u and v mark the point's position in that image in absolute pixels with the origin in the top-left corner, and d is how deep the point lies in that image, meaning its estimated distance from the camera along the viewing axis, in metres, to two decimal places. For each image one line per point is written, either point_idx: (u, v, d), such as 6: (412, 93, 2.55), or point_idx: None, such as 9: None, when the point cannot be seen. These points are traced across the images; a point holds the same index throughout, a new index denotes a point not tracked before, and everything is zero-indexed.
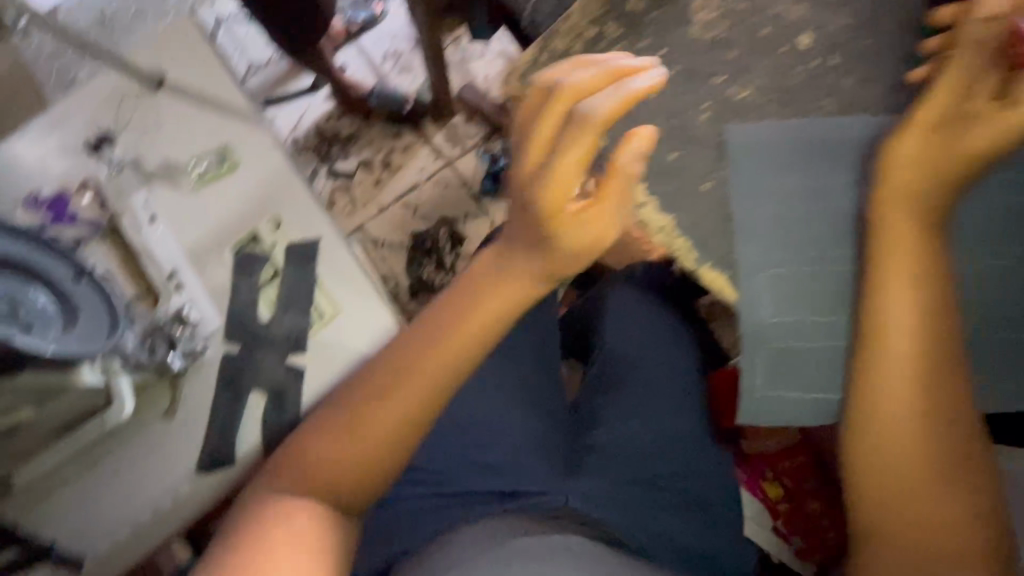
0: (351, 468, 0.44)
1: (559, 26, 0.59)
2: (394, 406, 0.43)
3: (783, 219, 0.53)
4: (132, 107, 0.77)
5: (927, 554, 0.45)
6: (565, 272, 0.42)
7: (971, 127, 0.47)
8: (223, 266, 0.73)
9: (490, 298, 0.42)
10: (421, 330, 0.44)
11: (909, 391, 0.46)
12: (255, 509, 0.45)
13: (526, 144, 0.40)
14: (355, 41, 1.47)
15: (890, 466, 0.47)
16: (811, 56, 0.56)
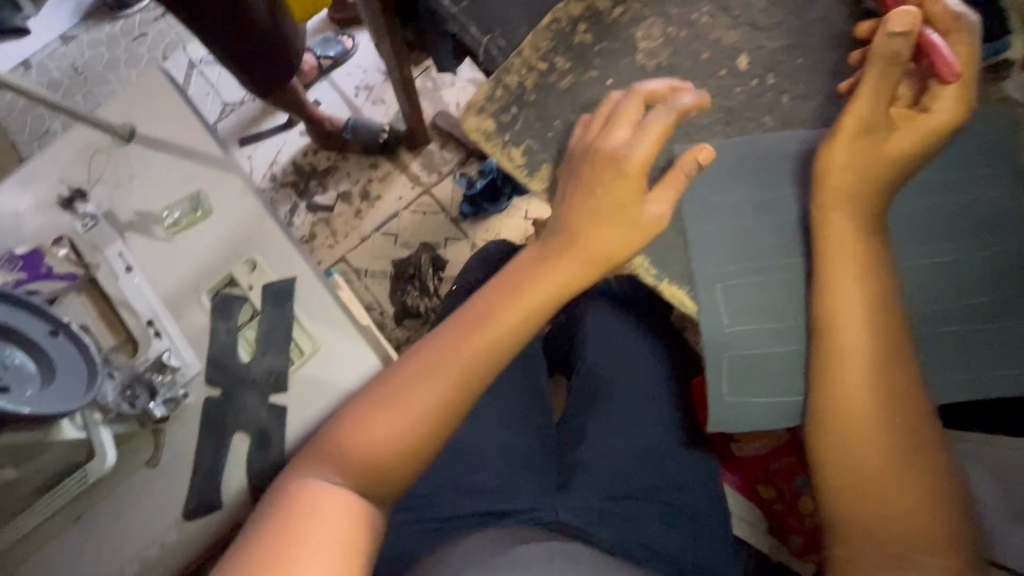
0: (385, 457, 0.47)
1: (512, 61, 0.62)
2: (435, 390, 0.48)
3: (735, 231, 0.56)
4: (104, 162, 0.79)
5: (898, 544, 0.46)
6: (615, 253, 0.51)
7: (891, 135, 0.51)
8: (200, 312, 0.75)
9: (523, 297, 0.50)
10: (458, 325, 0.50)
11: (864, 390, 0.49)
12: (287, 496, 0.46)
13: (609, 129, 0.53)
14: (327, 77, 1.50)
15: (855, 463, 0.48)
16: (749, 76, 0.59)
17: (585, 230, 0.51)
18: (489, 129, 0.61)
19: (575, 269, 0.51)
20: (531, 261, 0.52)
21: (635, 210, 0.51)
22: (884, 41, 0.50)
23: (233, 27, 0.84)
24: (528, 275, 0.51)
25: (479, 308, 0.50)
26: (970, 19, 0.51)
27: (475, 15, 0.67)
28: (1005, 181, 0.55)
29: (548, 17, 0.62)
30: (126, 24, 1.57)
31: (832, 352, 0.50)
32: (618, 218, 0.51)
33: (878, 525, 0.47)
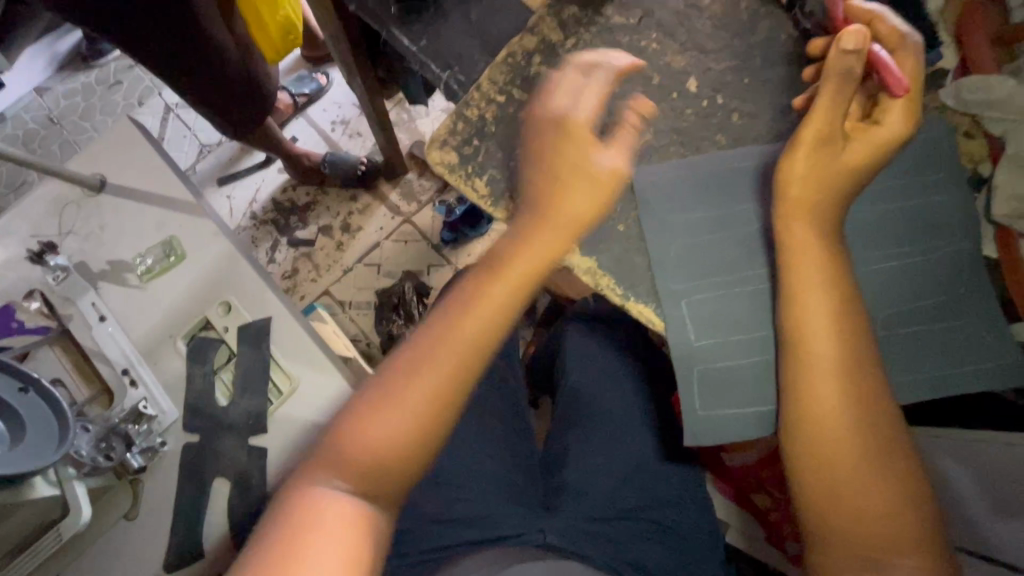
0: (392, 452, 0.44)
1: (472, 96, 0.64)
2: (435, 375, 0.45)
3: (697, 248, 0.58)
4: (75, 214, 0.80)
5: (870, 543, 0.47)
6: (582, 213, 0.52)
7: (847, 147, 0.52)
8: (176, 359, 0.75)
9: (510, 273, 0.49)
10: (450, 308, 0.48)
11: (837, 398, 0.49)
12: (288, 509, 0.42)
13: (553, 92, 0.55)
14: (303, 114, 1.52)
15: (830, 469, 0.48)
16: (700, 98, 0.62)
17: (557, 196, 0.52)
18: (453, 161, 0.62)
19: (554, 237, 0.52)
20: (510, 238, 0.52)
21: (595, 163, 0.53)
22: (838, 57, 0.51)
23: (211, 75, 0.86)
24: (509, 252, 0.51)
25: (467, 288, 0.50)
26: (914, 39, 0.52)
27: (435, 52, 0.69)
28: (949, 185, 0.57)
29: (504, 51, 0.65)
30: (101, 73, 1.59)
31: (801, 359, 0.50)
32: (585, 177, 0.53)
33: (854, 528, 0.47)
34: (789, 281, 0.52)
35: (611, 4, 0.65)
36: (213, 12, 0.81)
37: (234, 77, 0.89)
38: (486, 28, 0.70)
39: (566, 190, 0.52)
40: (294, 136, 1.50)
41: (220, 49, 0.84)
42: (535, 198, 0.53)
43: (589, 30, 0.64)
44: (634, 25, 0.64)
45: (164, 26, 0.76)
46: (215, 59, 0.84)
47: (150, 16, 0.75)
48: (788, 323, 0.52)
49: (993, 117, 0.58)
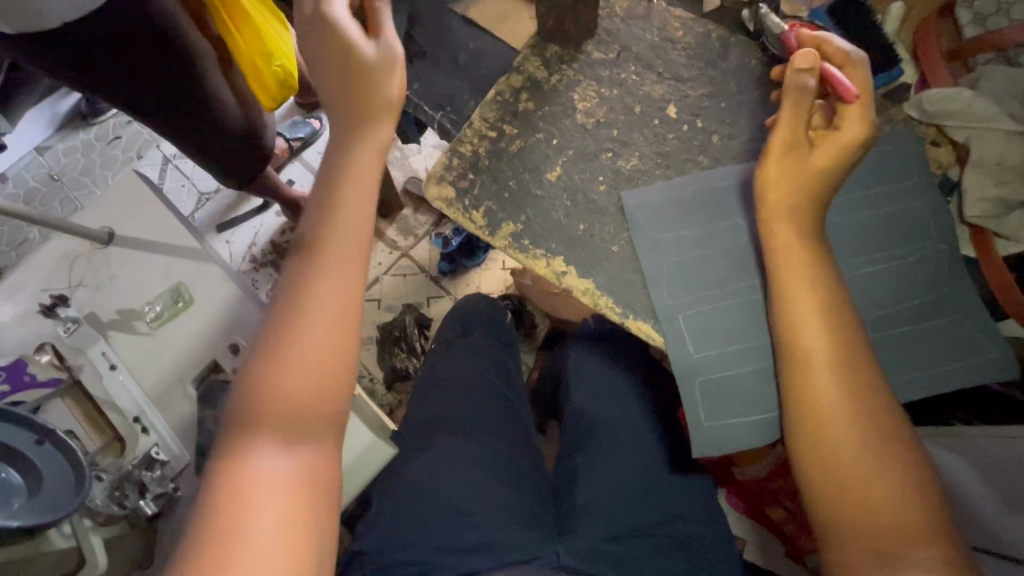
0: (304, 390, 0.47)
1: (465, 133, 0.67)
2: (317, 308, 0.48)
3: (687, 264, 0.60)
4: (85, 266, 0.82)
5: (876, 536, 0.47)
6: (382, 103, 0.53)
7: (813, 152, 0.55)
8: (186, 401, 0.76)
9: (354, 189, 0.52)
10: (312, 242, 0.50)
11: (839, 393, 0.50)
12: (221, 482, 0.45)
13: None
14: (298, 157, 1.57)
15: (836, 463, 0.50)
16: (680, 124, 0.65)
17: (361, 94, 0.53)
18: (450, 195, 0.65)
19: (379, 144, 0.53)
20: (342, 160, 0.52)
21: (365, 48, 0.52)
22: (792, 76, 0.55)
23: (215, 122, 0.89)
24: (347, 170, 0.52)
25: (319, 223, 0.51)
26: (858, 54, 0.55)
27: (426, 94, 0.75)
28: (922, 190, 0.60)
29: (493, 91, 0.68)
30: (100, 129, 1.64)
31: (799, 358, 0.52)
32: (373, 72, 0.53)
33: (864, 521, 0.48)
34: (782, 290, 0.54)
35: (591, 41, 0.69)
36: (212, 66, 0.85)
37: (234, 125, 0.92)
38: (472, 70, 0.75)
39: (371, 87, 0.53)
40: (291, 179, 1.55)
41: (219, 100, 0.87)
42: (345, 105, 0.54)
43: (572, 66, 0.68)
44: (613, 59, 0.68)
45: (166, 80, 0.80)
46: (216, 109, 0.88)
47: (150, 71, 0.78)
48: (782, 329, 0.53)
49: (954, 125, 0.62)
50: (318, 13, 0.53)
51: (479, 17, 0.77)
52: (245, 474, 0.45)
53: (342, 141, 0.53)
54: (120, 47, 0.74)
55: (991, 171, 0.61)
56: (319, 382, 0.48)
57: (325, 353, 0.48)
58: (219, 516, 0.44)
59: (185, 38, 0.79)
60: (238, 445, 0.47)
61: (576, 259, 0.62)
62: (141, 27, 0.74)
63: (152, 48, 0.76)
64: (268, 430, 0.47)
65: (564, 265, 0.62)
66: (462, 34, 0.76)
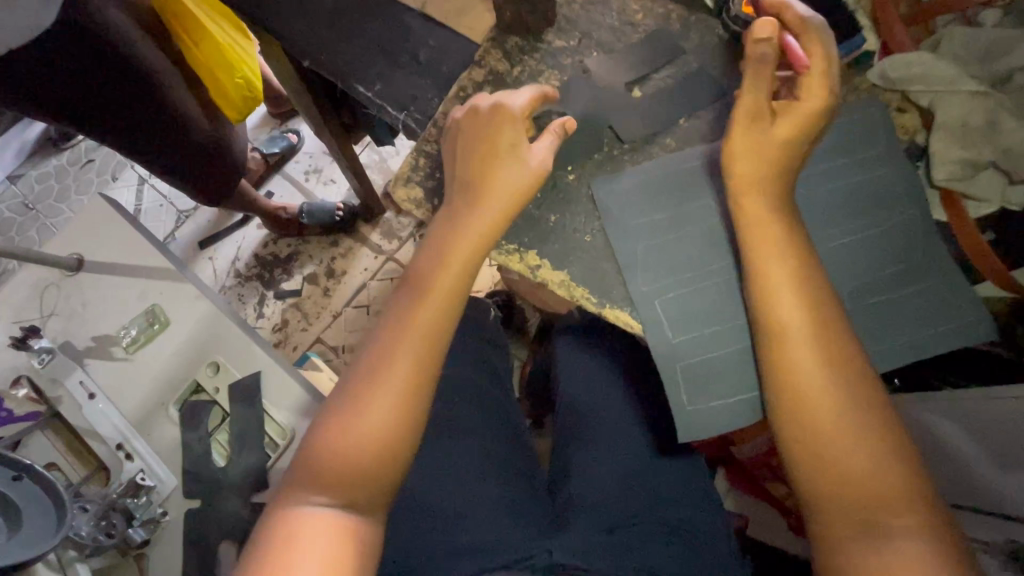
0: (370, 443, 0.49)
1: (430, 132, 0.67)
2: (397, 363, 0.51)
3: (661, 248, 0.59)
4: (56, 295, 0.80)
5: (854, 507, 0.47)
6: (499, 199, 0.55)
7: (776, 123, 0.55)
8: (170, 424, 0.74)
9: (452, 258, 0.55)
10: (405, 300, 0.54)
11: (817, 366, 0.50)
12: (275, 520, 0.47)
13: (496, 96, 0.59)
14: (279, 169, 1.55)
15: (817, 438, 0.49)
16: (645, 107, 0.64)
17: (479, 182, 0.56)
18: (419, 196, 0.65)
19: (482, 223, 0.55)
20: (449, 225, 0.56)
21: (506, 153, 0.56)
22: (752, 47, 0.54)
23: (180, 140, 0.87)
24: (447, 238, 0.55)
25: (413, 282, 0.55)
26: (816, 20, 0.55)
27: (390, 96, 0.74)
28: (890, 157, 0.60)
29: (455, 87, 0.68)
30: (71, 154, 1.61)
31: (774, 333, 0.52)
32: (506, 172, 0.56)
33: (845, 495, 0.48)
34: (755, 268, 0.54)
35: (551, 29, 0.68)
36: (174, 78, 0.83)
37: (203, 140, 0.90)
38: (434, 67, 0.74)
39: (497, 185, 0.56)
40: (272, 192, 1.53)
41: (183, 117, 0.85)
42: (466, 184, 0.57)
43: (533, 56, 0.68)
44: (575, 46, 0.67)
45: (127, 96, 0.78)
46: (181, 126, 0.85)
47: (105, 90, 0.76)
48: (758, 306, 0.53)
49: (919, 90, 0.61)
50: (495, 109, 0.58)
51: (438, 14, 0.75)
52: (298, 515, 0.47)
53: (447, 217, 0.57)
54: (70, 68, 0.72)
55: (958, 133, 0.60)
56: (381, 439, 0.49)
57: (389, 412, 0.49)
58: (266, 553, 0.45)
59: (141, 56, 0.78)
60: (297, 486, 0.49)
61: (550, 252, 0.61)
62: (89, 45, 0.72)
63: (103, 67, 0.74)
64: (321, 484, 0.48)
65: (538, 258, 0.62)
66: (421, 31, 0.75)
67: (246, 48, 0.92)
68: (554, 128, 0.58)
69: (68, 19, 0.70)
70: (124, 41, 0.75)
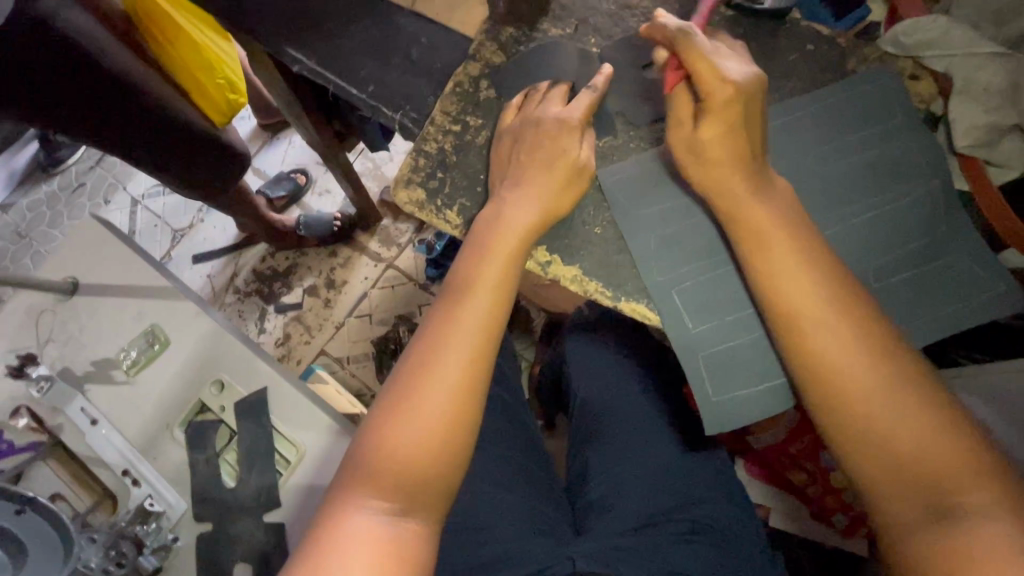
0: (421, 445, 0.51)
1: (428, 130, 0.65)
2: (445, 365, 0.53)
3: (673, 237, 0.57)
4: (51, 320, 0.78)
5: (914, 490, 0.45)
6: (543, 212, 0.57)
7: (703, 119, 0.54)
8: (176, 446, 0.72)
9: (492, 260, 0.56)
10: (447, 304, 0.56)
11: (840, 345, 0.48)
12: (326, 527, 0.49)
13: (550, 102, 0.60)
14: (299, 203, 1.51)
15: (851, 419, 0.47)
16: (648, 90, 0.62)
17: (517, 184, 0.58)
18: (421, 197, 0.63)
19: (521, 225, 0.56)
20: (489, 225, 0.57)
21: (541, 159, 0.58)
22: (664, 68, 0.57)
23: (162, 130, 0.83)
24: (484, 242, 0.57)
25: (456, 286, 0.57)
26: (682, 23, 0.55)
27: (384, 97, 0.72)
28: (904, 129, 0.58)
29: (450, 82, 0.66)
30: (63, 179, 1.59)
31: (789, 317, 0.50)
32: (552, 176, 0.58)
33: (896, 474, 0.46)
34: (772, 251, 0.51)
35: (545, 17, 0.66)
36: (154, 78, 0.80)
37: (188, 131, 0.86)
38: (428, 65, 0.72)
39: (533, 189, 0.57)
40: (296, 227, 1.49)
41: (156, 105, 0.80)
42: (512, 184, 0.59)
43: (528, 46, 0.66)
44: (571, 34, 0.65)
45: (104, 96, 0.76)
46: (157, 115, 0.81)
47: (69, 84, 0.73)
48: (764, 292, 0.51)
49: (933, 56, 0.60)
50: (543, 121, 0.59)
51: (428, 10, 0.74)
52: (346, 524, 0.48)
53: (485, 219, 0.58)
54: (37, 70, 0.70)
55: (977, 99, 0.58)
56: (432, 441, 0.51)
57: (438, 414, 0.51)
58: (316, 559, 0.47)
59: (109, 56, 0.75)
60: (346, 497, 0.50)
61: (559, 247, 0.59)
62: (43, 37, 0.69)
63: (63, 59, 0.71)
64: (374, 490, 0.50)
65: (547, 255, 0.60)
66: (412, 28, 0.73)
67: (224, 49, 0.89)
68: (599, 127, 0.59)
69: (18, 12, 0.67)
70: (77, 29, 0.72)
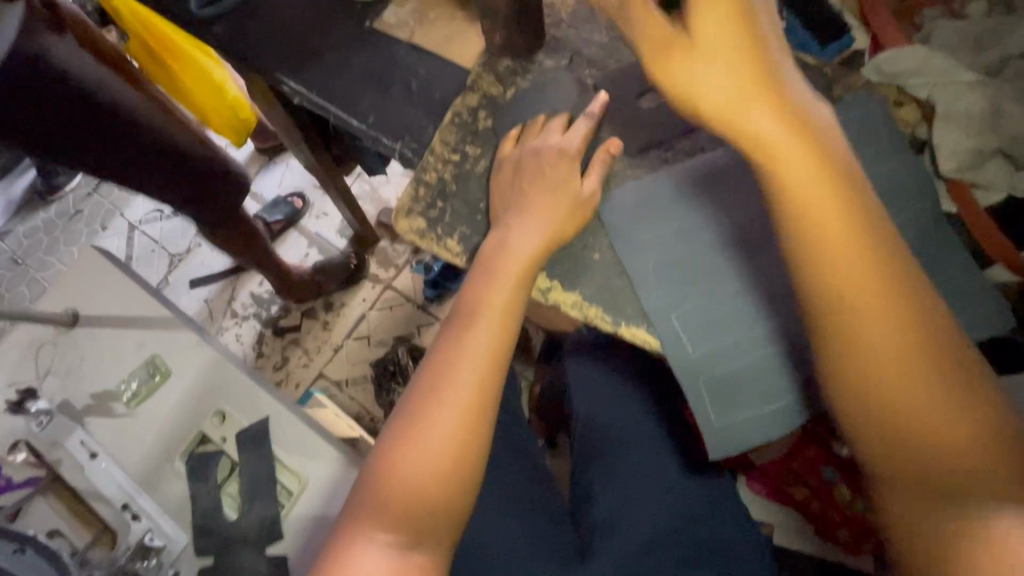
0: (432, 472, 0.51)
1: (428, 160, 0.66)
2: (455, 391, 0.53)
3: (671, 261, 0.58)
4: (52, 352, 0.78)
5: (946, 496, 0.45)
6: (547, 240, 0.58)
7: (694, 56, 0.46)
8: (175, 479, 0.71)
9: (501, 284, 0.57)
10: (457, 328, 0.57)
11: (897, 365, 0.45)
12: (340, 554, 0.49)
13: (548, 132, 0.62)
14: (297, 226, 1.52)
15: (899, 438, 0.45)
16: (642, 119, 0.64)
17: (520, 211, 0.59)
18: (422, 225, 0.64)
19: (528, 250, 0.57)
20: (498, 250, 0.58)
21: (542, 189, 0.59)
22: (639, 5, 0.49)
23: (162, 162, 0.84)
24: (492, 267, 0.58)
25: (466, 310, 0.57)
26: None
27: (384, 127, 0.73)
28: (893, 152, 0.59)
29: (449, 113, 0.68)
30: (60, 205, 1.60)
31: (849, 339, 0.45)
32: (555, 205, 0.59)
33: (935, 492, 0.45)
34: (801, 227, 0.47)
35: (541, 50, 0.68)
36: (153, 110, 0.82)
37: (189, 164, 0.87)
38: (427, 95, 0.73)
39: (534, 217, 0.58)
40: (294, 251, 1.50)
41: (157, 138, 0.82)
42: (514, 212, 0.60)
43: (525, 78, 0.68)
44: (566, 65, 0.67)
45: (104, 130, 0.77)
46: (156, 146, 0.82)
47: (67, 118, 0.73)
48: (818, 307, 0.47)
49: (916, 83, 0.62)
50: (543, 153, 0.61)
51: (427, 43, 0.75)
52: (359, 555, 0.48)
53: (492, 243, 0.59)
54: (40, 107, 0.71)
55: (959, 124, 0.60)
56: (444, 468, 0.51)
57: (448, 440, 0.51)
58: None
59: (108, 93, 0.77)
60: (359, 525, 0.50)
61: (560, 274, 0.60)
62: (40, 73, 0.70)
63: (64, 98, 0.72)
64: (387, 519, 0.50)
65: (548, 280, 0.60)
66: (410, 60, 0.75)
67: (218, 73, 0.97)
68: (605, 152, 0.61)
69: (15, 53, 0.68)
70: (74, 66, 0.73)
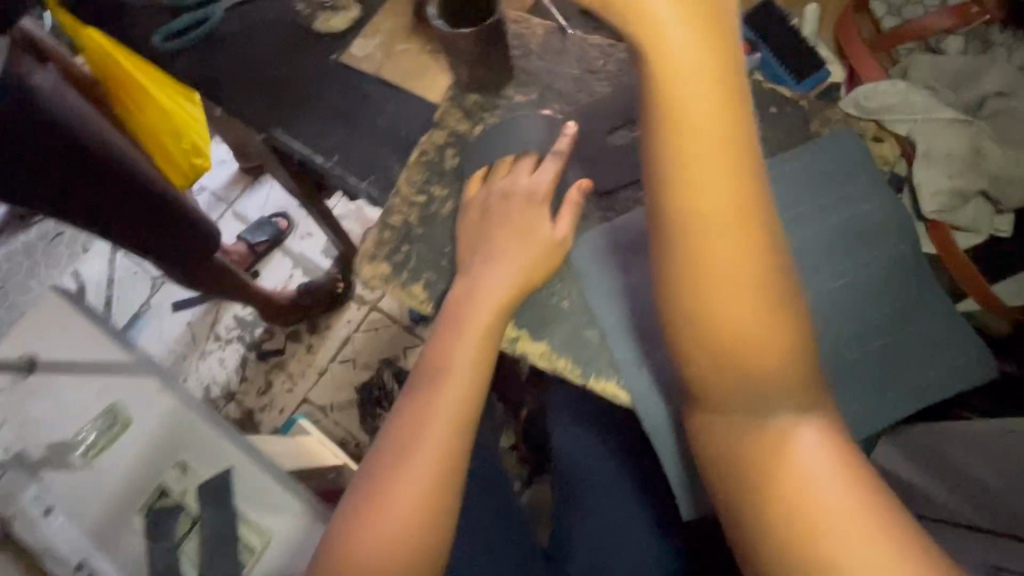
0: (397, 538, 0.48)
1: (393, 202, 0.64)
2: (422, 450, 0.50)
3: (643, 308, 0.56)
4: (9, 400, 0.75)
5: (767, 474, 0.40)
6: (513, 287, 0.56)
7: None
8: (135, 534, 0.69)
9: (468, 333, 0.54)
10: (424, 380, 0.54)
11: (733, 266, 0.39)
12: None
13: (516, 172, 0.60)
14: (281, 246, 1.50)
15: (720, 356, 0.40)
16: (615, 156, 0.62)
17: (490, 257, 0.57)
18: (386, 271, 0.62)
19: (496, 297, 0.55)
20: (467, 296, 0.56)
21: (506, 235, 0.57)
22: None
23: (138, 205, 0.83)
24: (461, 315, 0.55)
25: (433, 359, 0.55)
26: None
27: (351, 165, 0.71)
28: (872, 191, 0.57)
29: (416, 151, 0.66)
30: (40, 228, 1.57)
31: (684, 233, 0.39)
32: (523, 252, 0.56)
33: (738, 398, 0.41)
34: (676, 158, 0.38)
35: (510, 84, 0.66)
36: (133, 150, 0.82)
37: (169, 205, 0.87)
38: (395, 130, 0.71)
39: (496, 264, 0.56)
40: (277, 273, 1.47)
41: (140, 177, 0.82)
42: (481, 258, 0.57)
43: (493, 114, 0.66)
44: (535, 101, 0.65)
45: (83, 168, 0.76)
46: (135, 186, 0.82)
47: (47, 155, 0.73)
48: (672, 205, 0.39)
49: None
50: (508, 196, 0.58)
51: (394, 75, 0.73)
52: None
53: (460, 288, 0.57)
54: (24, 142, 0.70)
55: None
56: (410, 533, 0.48)
57: (416, 503, 0.49)
58: None
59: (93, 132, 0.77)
60: None
61: (528, 322, 0.58)
62: (24, 105, 0.70)
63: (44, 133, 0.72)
64: None
65: (516, 329, 0.58)
66: (378, 94, 0.73)
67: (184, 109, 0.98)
68: (579, 189, 0.59)
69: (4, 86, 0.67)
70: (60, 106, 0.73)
